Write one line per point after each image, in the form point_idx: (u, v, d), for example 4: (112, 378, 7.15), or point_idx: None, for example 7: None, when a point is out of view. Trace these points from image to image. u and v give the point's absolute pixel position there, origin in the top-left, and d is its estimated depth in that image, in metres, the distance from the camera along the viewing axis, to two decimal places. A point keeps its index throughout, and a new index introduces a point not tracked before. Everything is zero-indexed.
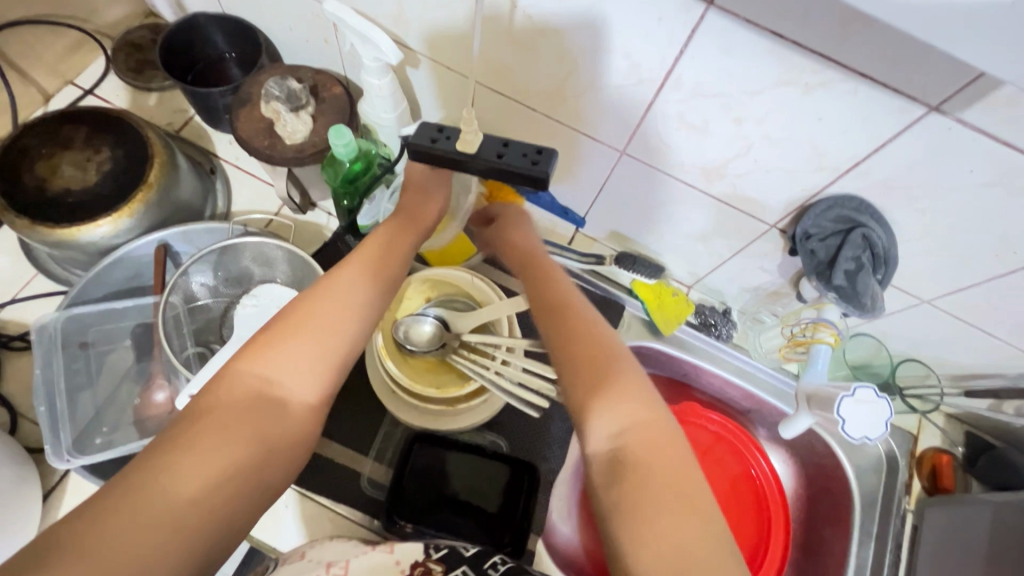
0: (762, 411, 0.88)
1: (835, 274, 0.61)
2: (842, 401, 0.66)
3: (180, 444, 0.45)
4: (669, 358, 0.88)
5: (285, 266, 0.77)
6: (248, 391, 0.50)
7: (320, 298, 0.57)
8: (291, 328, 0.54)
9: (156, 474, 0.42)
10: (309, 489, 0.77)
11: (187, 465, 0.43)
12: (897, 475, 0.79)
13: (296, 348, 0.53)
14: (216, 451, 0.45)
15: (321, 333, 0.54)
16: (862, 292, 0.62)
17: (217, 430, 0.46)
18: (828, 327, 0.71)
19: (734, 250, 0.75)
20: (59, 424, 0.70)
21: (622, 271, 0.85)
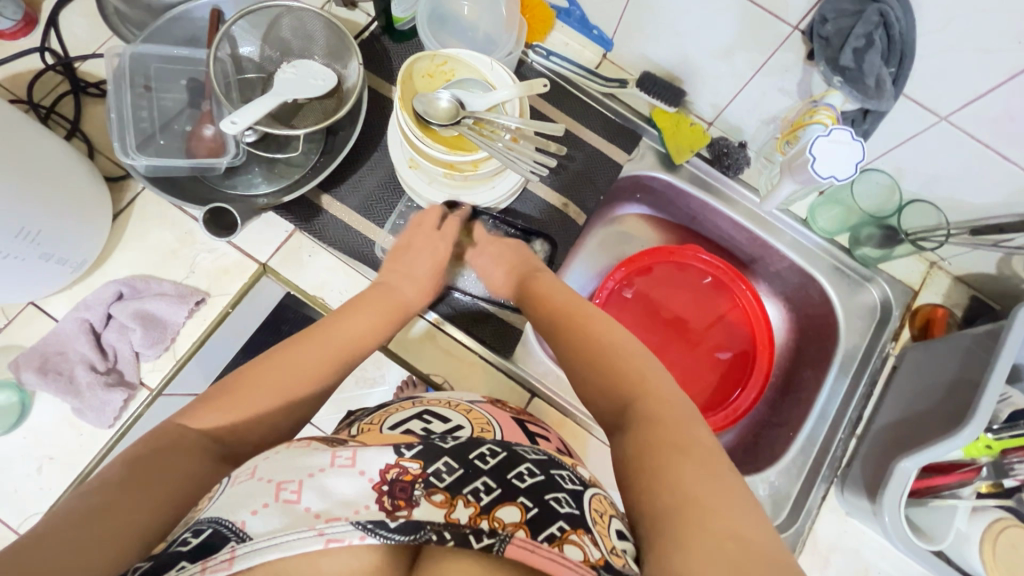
0: (766, 258, 0.89)
1: (843, 54, 0.59)
2: (817, 142, 0.64)
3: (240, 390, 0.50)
4: (678, 196, 0.89)
5: (323, 41, 0.75)
6: (292, 367, 0.53)
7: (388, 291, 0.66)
8: (333, 342, 0.57)
9: (223, 401, 0.48)
10: (327, 245, 0.75)
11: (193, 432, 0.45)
12: (888, 323, 0.81)
13: (343, 351, 0.57)
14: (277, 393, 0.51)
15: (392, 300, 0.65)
16: (867, 73, 0.59)
17: (266, 385, 0.50)
18: (828, 110, 0.66)
19: (755, 67, 0.72)
20: (125, 132, 0.67)
21: (642, 95, 0.84)
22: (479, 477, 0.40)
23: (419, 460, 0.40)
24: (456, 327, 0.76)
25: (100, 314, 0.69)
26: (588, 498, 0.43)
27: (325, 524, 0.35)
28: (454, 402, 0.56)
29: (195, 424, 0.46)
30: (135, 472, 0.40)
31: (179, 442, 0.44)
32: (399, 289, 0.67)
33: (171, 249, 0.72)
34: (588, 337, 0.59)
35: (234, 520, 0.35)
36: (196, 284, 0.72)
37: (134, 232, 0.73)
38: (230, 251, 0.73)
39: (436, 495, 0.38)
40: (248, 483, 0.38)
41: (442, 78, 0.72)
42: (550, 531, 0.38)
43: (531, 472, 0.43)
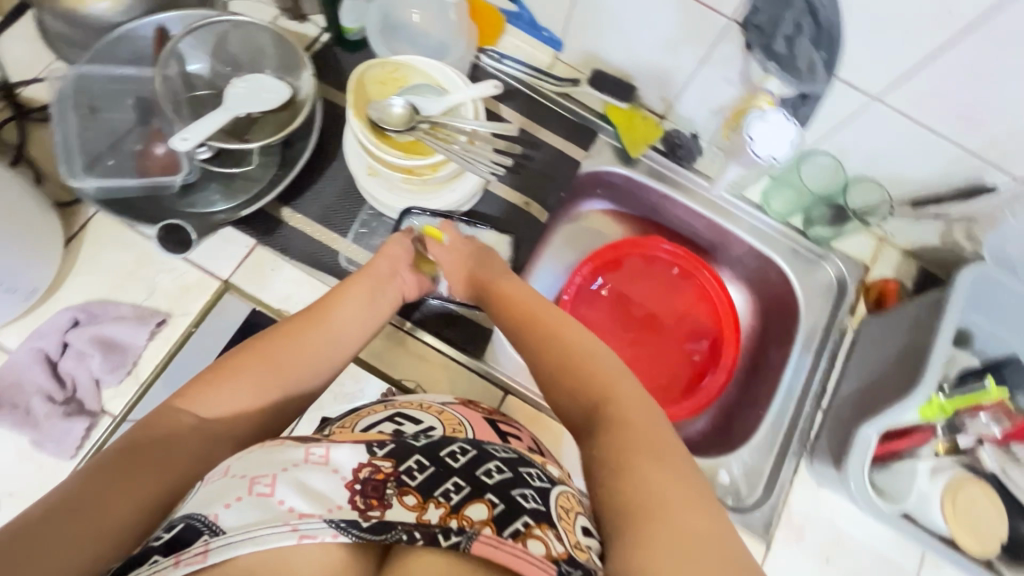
0: (726, 245, 0.91)
1: (776, 41, 0.65)
2: (752, 123, 0.69)
3: (223, 372, 0.50)
4: (638, 189, 0.90)
5: (272, 55, 0.74)
6: (275, 359, 0.53)
7: (361, 279, 0.63)
8: (316, 334, 0.56)
9: (202, 385, 0.48)
10: (290, 258, 0.74)
11: (184, 421, 0.45)
12: (844, 298, 0.84)
13: (326, 347, 0.56)
14: (254, 387, 0.50)
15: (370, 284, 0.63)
16: (798, 56, 0.65)
17: (249, 376, 0.50)
18: (766, 97, 0.69)
19: (698, 58, 0.74)
20: (73, 155, 0.69)
21: (595, 93, 0.86)
22: (450, 476, 0.41)
23: (391, 459, 0.41)
24: (425, 330, 0.76)
25: (56, 342, 0.67)
26: (555, 494, 0.44)
27: (299, 521, 0.35)
28: (425, 403, 0.55)
29: (186, 406, 0.47)
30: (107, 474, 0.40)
31: (170, 431, 0.44)
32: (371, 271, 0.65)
33: (128, 271, 0.71)
34: (551, 336, 0.58)
35: (208, 513, 0.36)
36: (156, 305, 0.71)
37: (88, 256, 0.71)
38: (190, 269, 0.72)
39: (408, 497, 0.39)
40: (221, 481, 0.39)
41: (394, 86, 0.73)
42: (516, 526, 0.38)
43: (499, 468, 0.43)
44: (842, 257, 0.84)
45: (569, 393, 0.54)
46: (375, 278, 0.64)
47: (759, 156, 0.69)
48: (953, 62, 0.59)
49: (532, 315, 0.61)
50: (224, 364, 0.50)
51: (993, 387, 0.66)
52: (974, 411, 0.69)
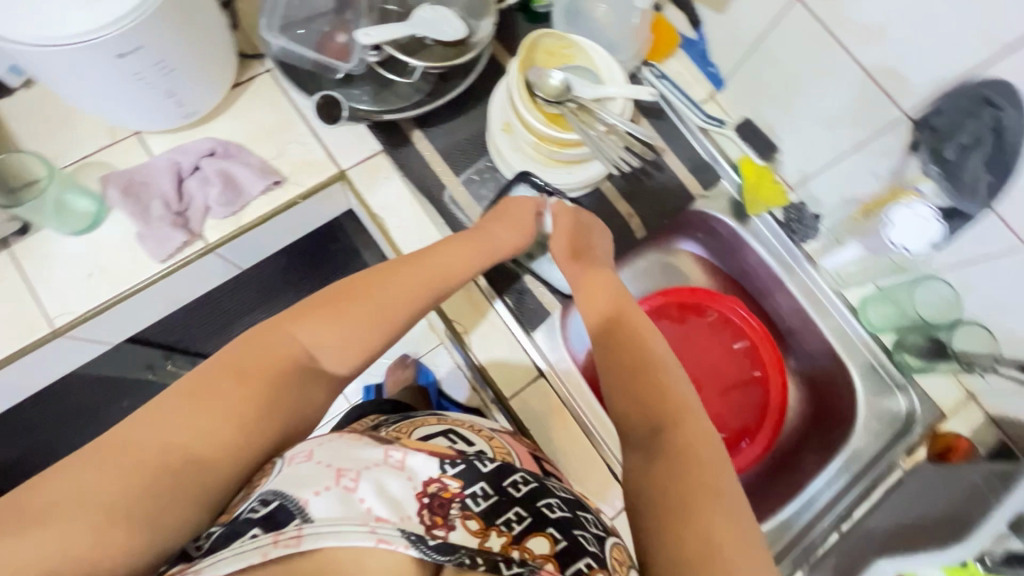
0: (804, 335, 0.88)
1: (948, 147, 0.61)
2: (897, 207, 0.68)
3: (324, 307, 0.52)
4: (737, 246, 0.89)
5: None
6: (379, 300, 0.54)
7: (460, 246, 0.65)
8: (421, 272, 0.59)
9: (322, 304, 0.53)
10: (404, 176, 0.79)
11: (294, 345, 0.50)
12: (905, 437, 0.79)
13: (434, 291, 0.59)
14: (362, 322, 0.52)
15: (472, 239, 0.66)
16: (965, 170, 0.61)
17: (370, 304, 0.54)
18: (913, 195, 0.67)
19: (853, 144, 0.74)
20: (270, 11, 0.74)
21: (737, 142, 0.87)
22: (512, 506, 0.44)
23: (459, 480, 0.44)
24: (493, 291, 0.79)
25: (191, 162, 0.74)
26: (609, 545, 0.46)
27: (376, 524, 0.39)
28: (477, 427, 0.57)
29: (293, 328, 0.50)
30: (200, 389, 0.44)
31: (273, 351, 0.48)
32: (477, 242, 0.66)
33: (270, 129, 0.78)
34: (630, 338, 0.60)
35: (298, 497, 0.40)
36: (279, 167, 0.77)
37: (244, 104, 0.79)
38: (318, 148, 0.78)
39: (471, 521, 0.42)
40: (307, 465, 0.43)
41: (560, 59, 0.76)
42: (578, 567, 0.42)
43: (558, 506, 0.46)
44: (920, 393, 0.79)
45: (631, 408, 0.55)
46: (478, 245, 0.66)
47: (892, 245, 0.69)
48: None
49: (616, 331, 0.61)
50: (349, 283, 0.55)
51: None
52: None
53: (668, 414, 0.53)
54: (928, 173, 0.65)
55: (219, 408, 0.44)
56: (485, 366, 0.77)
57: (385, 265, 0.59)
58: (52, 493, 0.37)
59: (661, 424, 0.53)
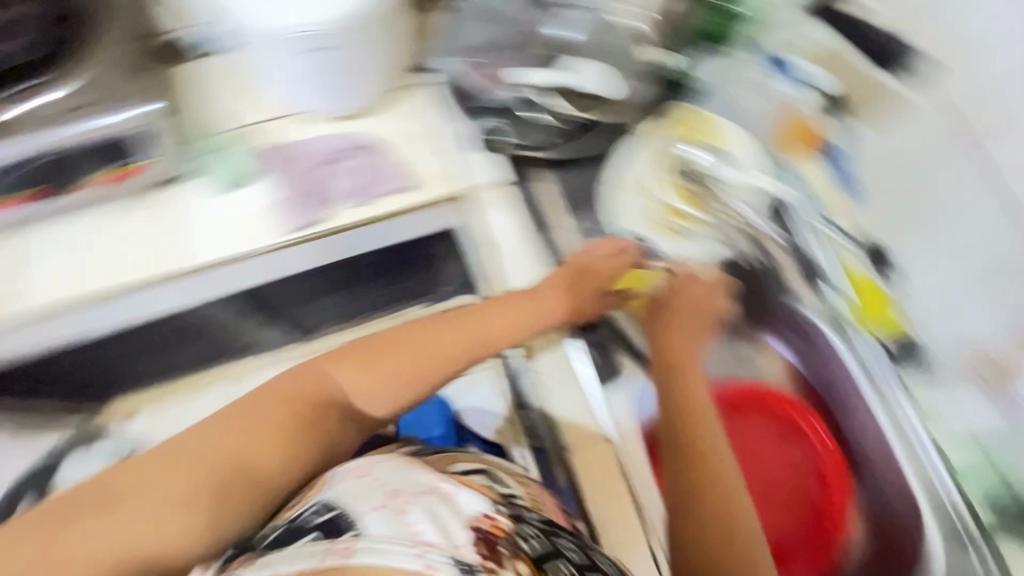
0: (884, 473, 0.79)
1: None
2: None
3: (346, 361, 0.63)
4: (830, 359, 0.84)
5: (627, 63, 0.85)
6: (447, 343, 0.67)
7: (504, 310, 0.73)
8: (464, 333, 0.69)
9: (317, 376, 0.62)
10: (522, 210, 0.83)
11: (336, 378, 0.62)
12: None
13: (471, 345, 0.69)
14: (374, 380, 0.63)
15: (518, 312, 0.73)
16: None
17: (417, 350, 0.65)
18: None
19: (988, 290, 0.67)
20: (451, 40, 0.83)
21: (857, 252, 0.78)
22: (553, 557, 0.51)
23: (506, 521, 0.51)
24: (578, 341, 0.81)
25: (338, 150, 0.81)
26: None
27: (426, 549, 0.43)
28: (512, 471, 0.69)
29: (338, 368, 0.63)
30: (245, 408, 0.60)
31: (303, 389, 0.61)
32: (489, 322, 0.71)
33: (411, 136, 0.83)
34: (706, 466, 0.65)
35: (356, 510, 0.48)
36: (411, 173, 0.82)
37: (397, 109, 0.85)
38: (450, 164, 0.83)
39: (519, 561, 0.47)
40: (364, 483, 0.53)
41: (694, 135, 0.88)
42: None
43: (597, 573, 0.54)
44: None
45: (699, 493, 0.63)
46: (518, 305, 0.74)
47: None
48: None
49: (700, 451, 0.66)
50: (396, 333, 0.67)
51: None
52: None
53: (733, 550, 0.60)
54: None
55: (248, 439, 0.58)
56: (554, 412, 0.79)
57: (433, 319, 0.70)
58: (94, 499, 0.53)
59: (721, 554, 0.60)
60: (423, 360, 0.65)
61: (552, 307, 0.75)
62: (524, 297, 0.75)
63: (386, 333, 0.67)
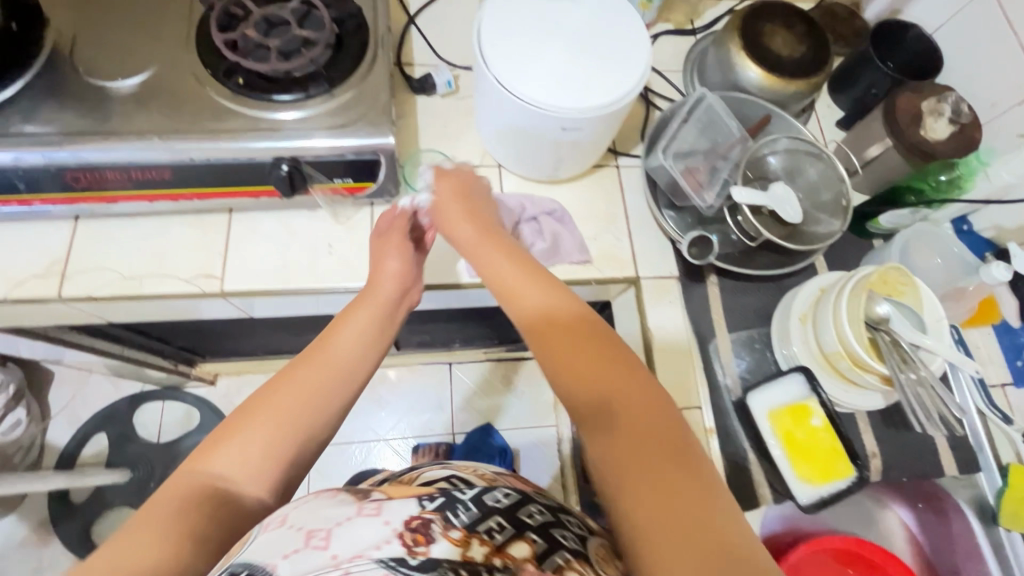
0: None
1: None
2: None
3: (218, 437, 0.54)
4: (963, 541, 0.85)
5: (821, 196, 0.85)
6: (291, 404, 0.56)
7: (340, 332, 0.62)
8: (313, 375, 0.58)
9: (190, 463, 0.53)
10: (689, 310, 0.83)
11: (207, 469, 0.52)
12: None
13: (338, 377, 0.59)
14: (267, 440, 0.54)
15: (376, 304, 0.66)
16: None
17: (280, 410, 0.55)
18: None
19: None
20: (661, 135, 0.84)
21: (1016, 445, 0.80)
22: (492, 516, 0.49)
23: (434, 509, 0.48)
24: (718, 452, 0.79)
25: (532, 212, 0.84)
26: (591, 541, 0.52)
27: (344, 563, 0.43)
28: (479, 471, 0.62)
29: (203, 464, 0.52)
30: (110, 551, 0.44)
31: (180, 484, 0.51)
32: (338, 341, 0.61)
33: (598, 215, 0.87)
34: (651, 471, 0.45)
35: (266, 564, 0.44)
36: (591, 249, 0.85)
37: (588, 185, 0.88)
38: (628, 249, 0.85)
39: (454, 532, 0.46)
40: (279, 532, 0.47)
41: (891, 289, 0.77)
42: (556, 560, 0.47)
43: (537, 511, 0.52)
44: None
45: (588, 417, 0.50)
46: (383, 309, 0.67)
47: None
48: None
49: (615, 403, 0.49)
50: (247, 403, 0.56)
51: None
52: None
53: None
54: None
55: (164, 534, 0.47)
56: None
57: (286, 366, 0.59)
58: None
59: None
60: (298, 409, 0.56)
61: (399, 283, 0.69)
62: (366, 293, 0.68)
63: (245, 401, 0.56)
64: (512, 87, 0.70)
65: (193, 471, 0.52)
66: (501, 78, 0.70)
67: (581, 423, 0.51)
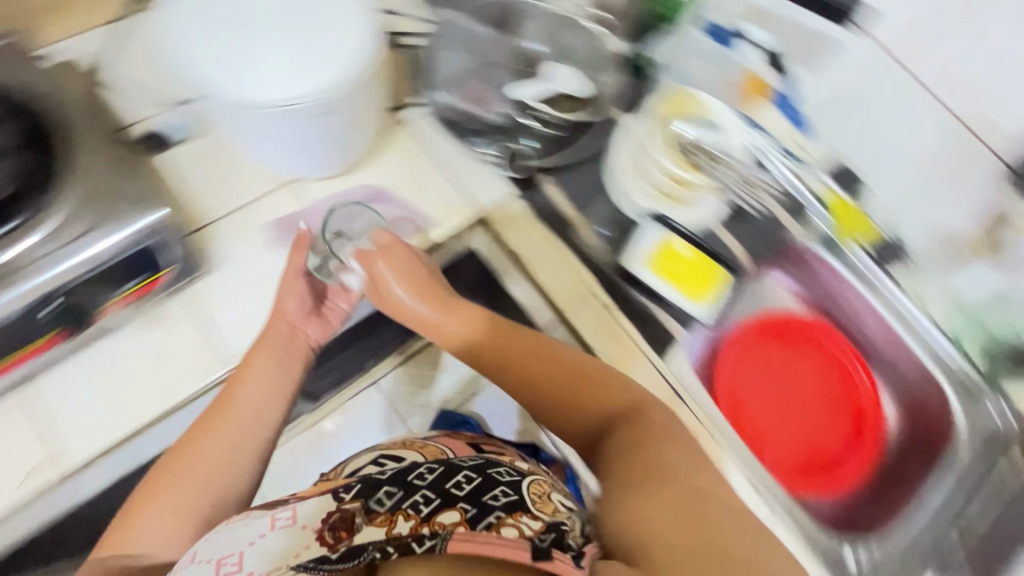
0: (893, 354, 0.96)
1: None
2: None
3: (133, 521, 0.62)
4: (829, 274, 0.97)
5: (595, 56, 0.89)
6: (197, 470, 0.64)
7: (240, 389, 0.68)
8: (227, 423, 0.66)
9: (120, 540, 0.61)
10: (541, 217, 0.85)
11: (131, 537, 0.61)
12: (1003, 439, 0.87)
13: (242, 417, 0.67)
14: (178, 505, 0.62)
15: (259, 359, 0.69)
16: None
17: (199, 467, 0.64)
18: None
19: (948, 177, 0.84)
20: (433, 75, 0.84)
21: (826, 181, 0.93)
22: (418, 492, 0.51)
23: (356, 499, 0.51)
24: (626, 318, 0.84)
25: (350, 206, 0.80)
26: (527, 485, 0.57)
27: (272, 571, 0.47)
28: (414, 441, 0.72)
29: (128, 544, 0.61)
30: None
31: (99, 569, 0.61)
32: (238, 400, 0.68)
33: (415, 178, 0.84)
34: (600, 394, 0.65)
35: None
36: (425, 209, 0.83)
37: (388, 153, 0.84)
38: (458, 191, 0.84)
39: (378, 517, 0.48)
40: (191, 566, 0.51)
41: (681, 112, 0.88)
42: (488, 521, 0.48)
43: (466, 479, 0.54)
44: (1008, 398, 0.88)
45: (559, 412, 0.65)
46: (276, 343, 0.70)
47: None
48: None
49: (547, 355, 0.67)
50: (151, 475, 0.64)
51: None
52: None
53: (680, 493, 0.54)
54: None
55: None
56: None
57: (196, 429, 0.67)
58: None
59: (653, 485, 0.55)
60: (209, 461, 0.64)
61: (275, 323, 0.71)
62: (258, 346, 0.70)
63: (145, 478, 0.64)
64: (253, 94, 0.63)
65: (100, 557, 0.61)
66: (252, 94, 0.63)
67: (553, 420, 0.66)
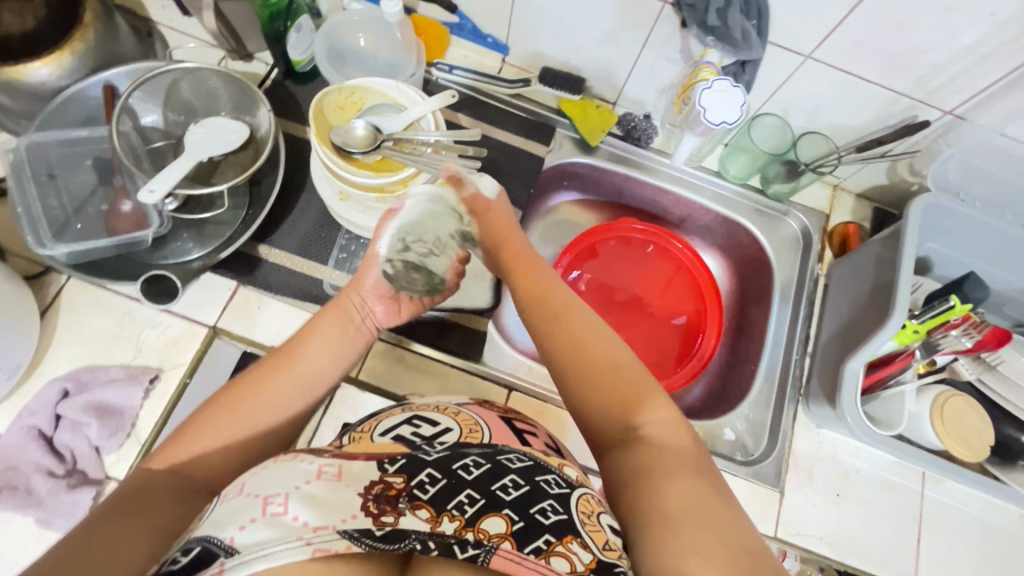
0: (693, 216, 0.94)
1: (709, 14, 0.67)
2: (702, 93, 0.71)
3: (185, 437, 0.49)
4: (600, 175, 0.93)
5: (227, 97, 0.75)
6: (248, 410, 0.51)
7: (291, 363, 0.56)
8: (264, 394, 0.53)
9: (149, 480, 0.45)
10: (274, 292, 0.74)
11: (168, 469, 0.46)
12: (811, 248, 0.88)
13: (278, 396, 0.54)
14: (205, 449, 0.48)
15: (302, 369, 0.56)
16: (732, 28, 0.67)
17: (232, 420, 0.50)
18: (708, 67, 0.72)
19: (640, 43, 0.78)
20: (36, 222, 0.67)
21: (547, 90, 0.88)
22: (462, 489, 0.44)
23: (402, 475, 0.44)
24: (420, 342, 0.77)
25: (48, 417, 0.65)
26: (574, 499, 0.46)
27: (312, 534, 0.38)
28: (441, 405, 0.59)
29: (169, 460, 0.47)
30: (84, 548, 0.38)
31: (150, 485, 0.45)
32: (307, 352, 0.57)
33: (111, 334, 0.70)
34: (575, 340, 0.57)
35: (223, 536, 0.38)
36: (147, 362, 0.69)
37: (68, 324, 0.70)
38: (173, 321, 0.71)
39: (422, 510, 0.42)
40: (237, 500, 0.41)
41: (353, 109, 0.74)
42: (536, 543, 0.41)
43: (515, 483, 0.46)
44: (802, 210, 0.88)
45: (578, 381, 0.54)
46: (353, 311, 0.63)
47: (713, 123, 0.71)
48: (872, 15, 0.64)
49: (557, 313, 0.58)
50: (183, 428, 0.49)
51: (959, 302, 0.65)
52: (945, 329, 0.67)
53: (614, 388, 0.53)
54: (707, 44, 0.71)
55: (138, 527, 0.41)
56: None
57: (230, 384, 0.53)
58: None
59: (620, 400, 0.52)
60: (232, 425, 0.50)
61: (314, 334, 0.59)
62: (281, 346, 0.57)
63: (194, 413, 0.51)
64: None
65: (158, 457, 0.47)
66: None
67: (571, 383, 0.55)
